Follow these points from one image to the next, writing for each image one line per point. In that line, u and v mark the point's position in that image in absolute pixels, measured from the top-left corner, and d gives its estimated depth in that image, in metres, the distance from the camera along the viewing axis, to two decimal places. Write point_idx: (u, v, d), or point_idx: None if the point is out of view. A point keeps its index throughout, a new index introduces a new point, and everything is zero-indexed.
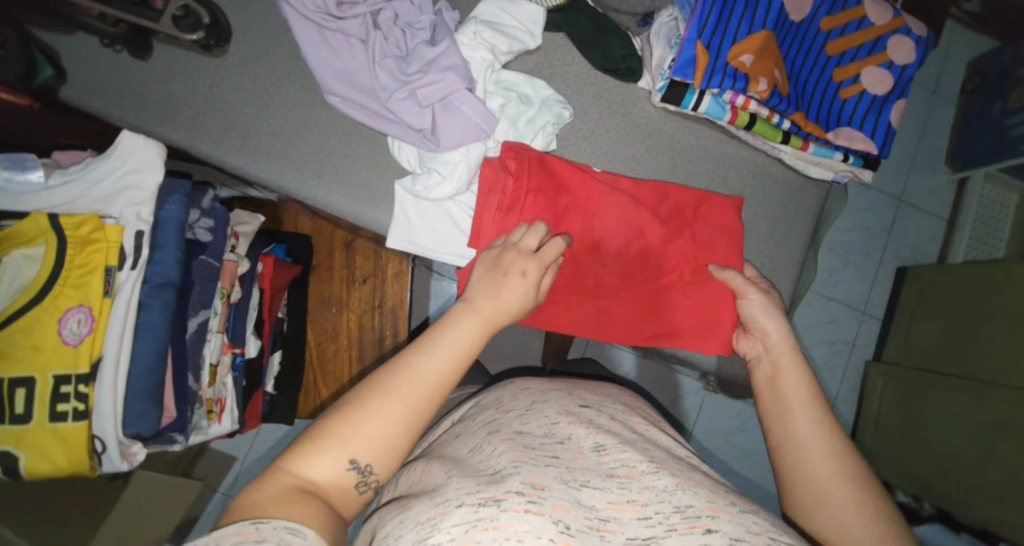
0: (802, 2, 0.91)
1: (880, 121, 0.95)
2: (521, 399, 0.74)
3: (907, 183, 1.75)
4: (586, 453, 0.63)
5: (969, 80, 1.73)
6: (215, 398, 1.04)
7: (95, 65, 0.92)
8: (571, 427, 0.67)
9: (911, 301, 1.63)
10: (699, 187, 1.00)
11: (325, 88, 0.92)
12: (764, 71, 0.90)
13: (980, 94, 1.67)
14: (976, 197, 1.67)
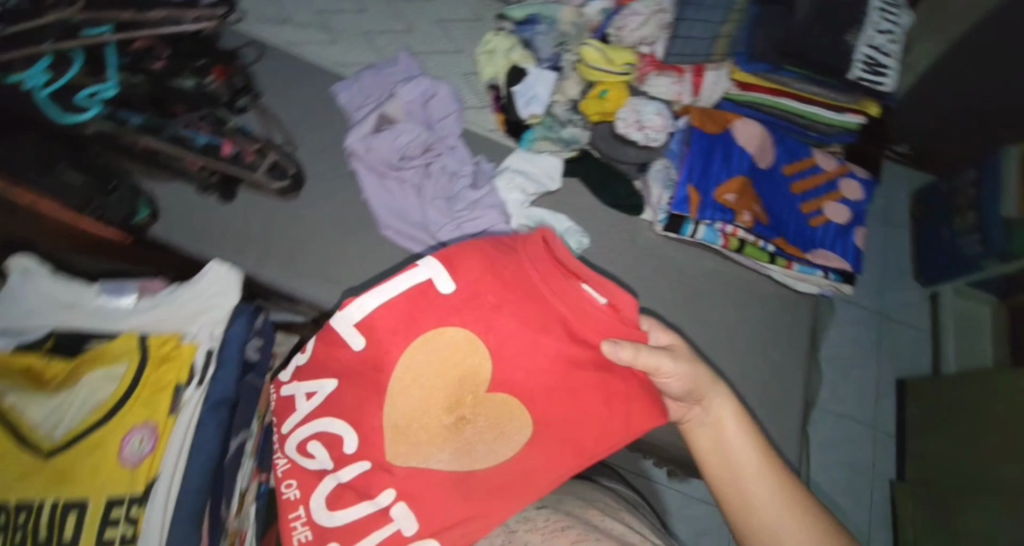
0: (765, 153, 1.16)
1: (848, 245, 1.13)
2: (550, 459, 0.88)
3: (884, 300, 1.86)
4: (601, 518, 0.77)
5: (915, 209, 1.90)
6: (239, 529, 0.95)
7: (184, 206, 1.07)
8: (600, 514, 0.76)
9: (916, 416, 1.65)
10: (704, 302, 1.13)
11: (380, 223, 1.10)
12: (746, 206, 1.09)
13: (929, 218, 1.82)
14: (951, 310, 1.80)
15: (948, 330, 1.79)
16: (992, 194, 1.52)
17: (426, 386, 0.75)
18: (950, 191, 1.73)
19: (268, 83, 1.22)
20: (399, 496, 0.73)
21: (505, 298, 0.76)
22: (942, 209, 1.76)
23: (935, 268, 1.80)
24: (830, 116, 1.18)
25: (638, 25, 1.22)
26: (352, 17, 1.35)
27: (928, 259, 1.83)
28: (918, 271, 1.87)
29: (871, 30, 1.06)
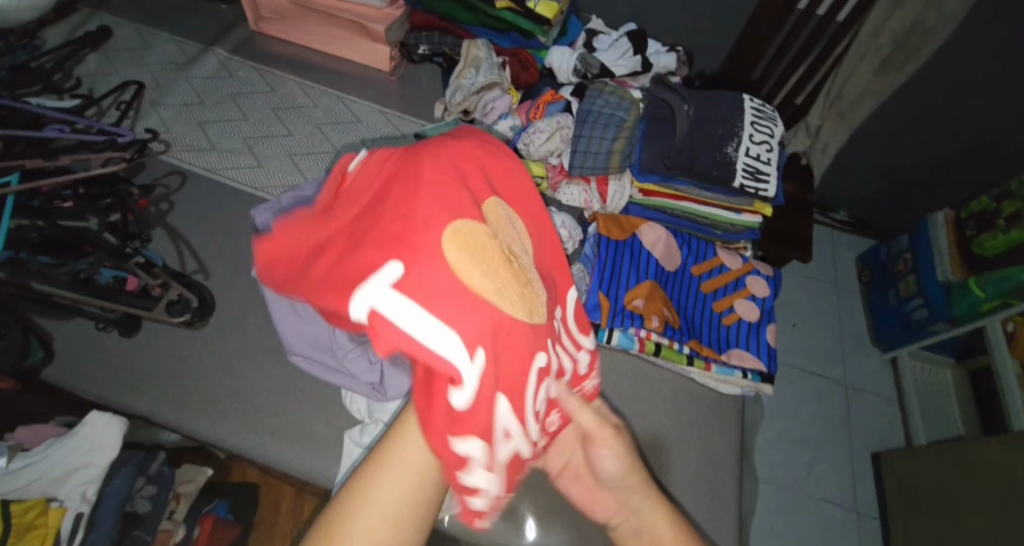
0: (672, 255, 1.19)
1: (761, 342, 1.13)
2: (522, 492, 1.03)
3: (846, 370, 1.92)
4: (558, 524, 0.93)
5: (862, 274, 2.06)
6: None
7: (83, 345, 1.04)
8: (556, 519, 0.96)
9: (896, 495, 1.64)
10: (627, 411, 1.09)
11: (288, 350, 1.06)
12: (655, 311, 1.10)
13: (875, 285, 1.99)
14: (911, 378, 1.84)
15: (913, 402, 1.81)
16: (926, 260, 1.71)
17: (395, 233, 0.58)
18: (891, 257, 1.91)
19: (189, 213, 1.26)
20: (491, 341, 0.59)
21: (434, 158, 0.65)
22: (886, 277, 1.92)
23: (891, 334, 1.89)
24: (731, 217, 1.23)
25: (544, 140, 1.27)
26: (279, 141, 1.41)
27: (882, 326, 1.93)
28: (875, 338, 1.97)
29: (747, 141, 1.14)
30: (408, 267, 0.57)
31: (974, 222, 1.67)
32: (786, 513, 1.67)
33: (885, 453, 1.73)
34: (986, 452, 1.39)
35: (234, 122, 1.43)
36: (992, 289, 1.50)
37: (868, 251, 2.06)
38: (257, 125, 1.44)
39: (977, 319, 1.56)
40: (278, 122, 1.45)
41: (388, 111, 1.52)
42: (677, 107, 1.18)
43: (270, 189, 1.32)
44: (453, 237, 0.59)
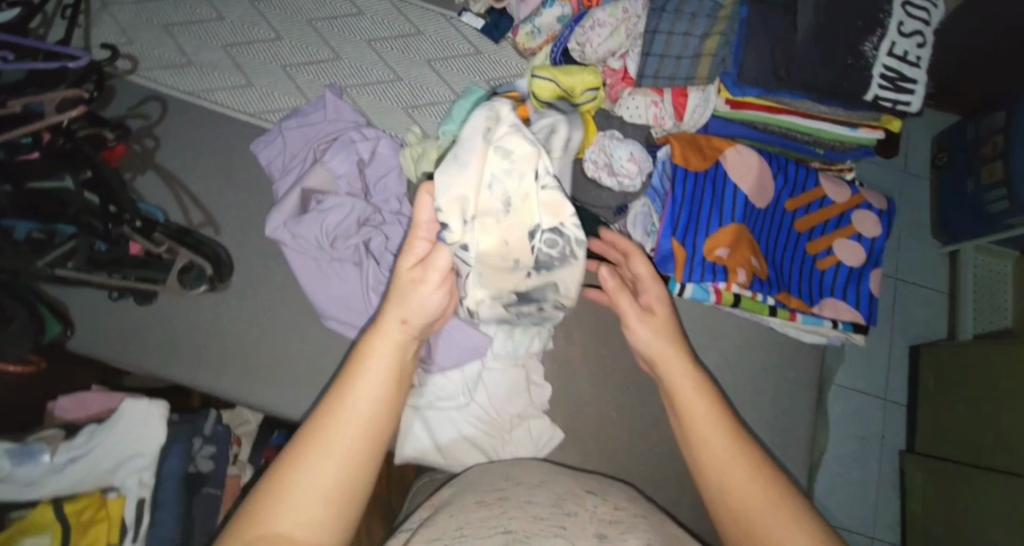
0: (764, 187, 0.98)
1: (861, 291, 0.98)
2: (530, 477, 0.81)
3: (897, 261, 1.84)
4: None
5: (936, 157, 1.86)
6: None
7: (105, 318, 0.98)
8: (579, 507, 0.72)
9: (929, 380, 1.67)
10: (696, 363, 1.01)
11: (322, 315, 0.96)
12: (741, 261, 0.94)
13: (952, 169, 1.80)
14: (970, 270, 1.74)
15: (968, 292, 1.74)
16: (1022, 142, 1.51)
17: (350, 480, 0.59)
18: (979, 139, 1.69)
19: (180, 150, 1.07)
20: None
21: None
22: (972, 161, 1.71)
23: (959, 224, 1.76)
24: (845, 133, 1.00)
25: (605, 38, 0.99)
26: (266, 47, 1.14)
27: (950, 214, 1.80)
28: (937, 228, 1.84)
29: (893, 34, 0.85)
30: (390, 358, 0.65)
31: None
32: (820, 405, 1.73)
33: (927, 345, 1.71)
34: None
35: (208, 23, 1.14)
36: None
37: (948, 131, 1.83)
38: (235, 25, 1.15)
39: None
40: (260, 19, 1.15)
41: None
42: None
43: (265, 115, 1.10)
44: (371, 429, 0.61)
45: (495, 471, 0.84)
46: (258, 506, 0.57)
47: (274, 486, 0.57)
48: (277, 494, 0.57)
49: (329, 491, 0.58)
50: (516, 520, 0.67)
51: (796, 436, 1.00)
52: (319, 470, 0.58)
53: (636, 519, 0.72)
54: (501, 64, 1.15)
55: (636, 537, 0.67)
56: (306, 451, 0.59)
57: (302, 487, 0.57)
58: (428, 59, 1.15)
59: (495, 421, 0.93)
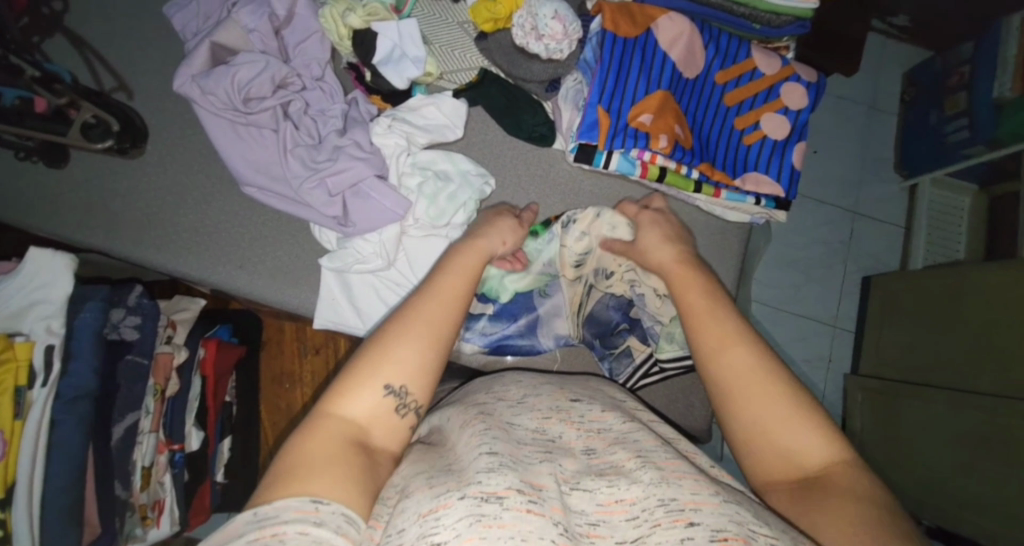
0: (694, 58, 0.97)
1: (784, 165, 1.00)
2: (513, 391, 0.74)
3: (858, 195, 1.85)
4: (578, 455, 0.62)
5: (906, 91, 1.85)
6: (150, 502, 1.10)
7: (12, 179, 0.94)
8: (561, 427, 0.66)
9: (878, 310, 1.69)
10: None
11: (240, 180, 0.92)
12: (664, 128, 0.94)
13: (917, 103, 1.79)
14: (926, 202, 1.76)
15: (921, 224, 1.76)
16: (988, 69, 1.48)
17: (424, 385, 0.61)
18: (947, 69, 1.66)
19: (88, 12, 1.01)
20: None
21: None
22: (936, 91, 1.70)
23: (920, 159, 1.76)
24: (779, 2, 0.98)
25: None
26: None
27: (912, 148, 1.79)
28: (900, 162, 1.84)
29: None
30: (450, 294, 0.67)
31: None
32: (768, 325, 1.77)
33: (877, 275, 1.74)
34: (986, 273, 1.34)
35: None
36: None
37: (919, 65, 1.81)
38: None
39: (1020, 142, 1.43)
40: None
41: None
42: None
43: None
44: (447, 336, 0.65)
45: (475, 391, 0.77)
46: (346, 399, 0.58)
47: (355, 383, 0.59)
48: (357, 390, 0.59)
49: (409, 387, 0.60)
50: (500, 442, 0.58)
51: None
52: (395, 370, 0.60)
53: (626, 430, 0.66)
54: None
55: (626, 449, 0.62)
56: (382, 348, 0.61)
57: (376, 386, 0.59)
58: None
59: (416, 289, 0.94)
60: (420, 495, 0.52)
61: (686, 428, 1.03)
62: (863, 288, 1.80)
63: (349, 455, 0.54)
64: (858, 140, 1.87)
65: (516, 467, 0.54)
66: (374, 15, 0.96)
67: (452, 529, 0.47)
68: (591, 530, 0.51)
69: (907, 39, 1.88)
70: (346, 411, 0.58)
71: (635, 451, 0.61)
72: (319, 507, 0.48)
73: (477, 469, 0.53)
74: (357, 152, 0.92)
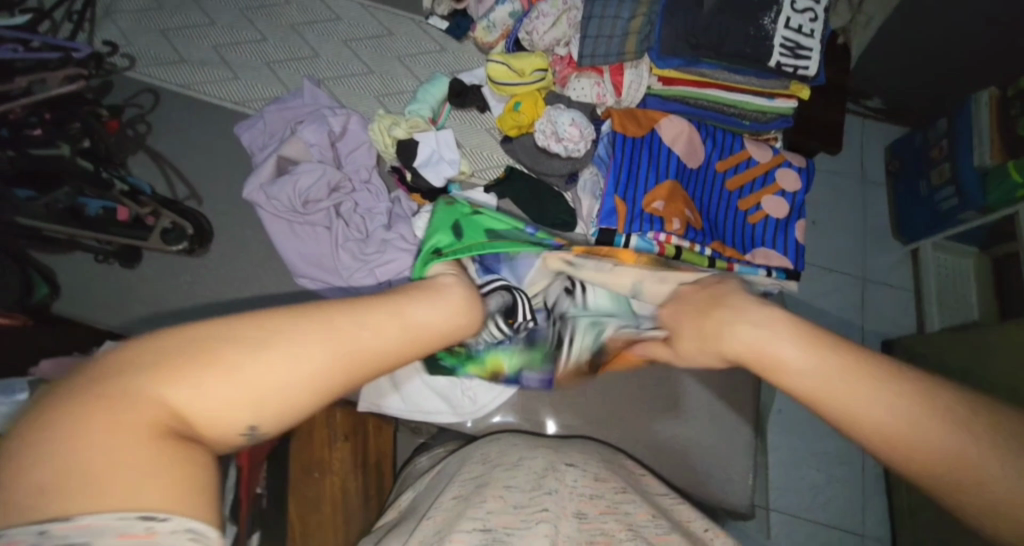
0: (695, 151, 1.11)
1: (789, 240, 1.09)
2: (511, 455, 0.82)
3: (865, 262, 1.93)
4: (569, 516, 0.67)
5: (890, 164, 1.99)
6: None
7: (90, 281, 1.04)
8: (558, 483, 0.73)
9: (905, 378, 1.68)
10: None
11: (296, 273, 1.02)
12: (675, 212, 1.05)
13: (905, 174, 1.92)
14: (932, 266, 1.83)
15: (930, 287, 1.81)
16: (966, 144, 1.61)
17: (285, 417, 0.44)
18: (927, 144, 1.81)
19: (170, 134, 1.17)
20: None
21: None
22: (920, 163, 1.84)
23: (918, 226, 1.85)
24: (764, 103, 1.12)
25: (549, 27, 1.13)
26: (253, 47, 1.27)
27: (908, 214, 1.89)
28: (898, 228, 1.94)
29: (788, 9, 1.02)
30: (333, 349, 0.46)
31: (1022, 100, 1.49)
32: None
33: (898, 339, 1.76)
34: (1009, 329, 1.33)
35: (201, 28, 1.28)
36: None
37: (899, 141, 1.97)
38: (227, 29, 1.28)
39: (1009, 206, 1.51)
40: (248, 24, 1.29)
41: (370, 5, 1.33)
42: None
43: (247, 104, 1.21)
44: (347, 365, 0.46)
45: (472, 456, 0.86)
46: (184, 378, 0.41)
47: (207, 370, 0.42)
48: (202, 365, 0.42)
49: (248, 407, 0.43)
50: (496, 514, 0.67)
51: (742, 387, 1.07)
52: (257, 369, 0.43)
53: (617, 500, 0.73)
54: (463, 60, 1.28)
55: (616, 519, 0.68)
56: (243, 343, 0.43)
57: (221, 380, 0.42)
58: (398, 55, 1.27)
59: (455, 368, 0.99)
60: None
61: (730, 503, 1.00)
62: (885, 352, 1.81)
63: (168, 451, 0.39)
64: (854, 211, 1.98)
65: (507, 539, 0.63)
66: (416, 128, 1.12)
67: None
68: None
69: (884, 119, 2.07)
70: (171, 396, 0.41)
71: (625, 523, 0.68)
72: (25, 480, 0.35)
73: (468, 537, 0.63)
74: (402, 244, 1.02)
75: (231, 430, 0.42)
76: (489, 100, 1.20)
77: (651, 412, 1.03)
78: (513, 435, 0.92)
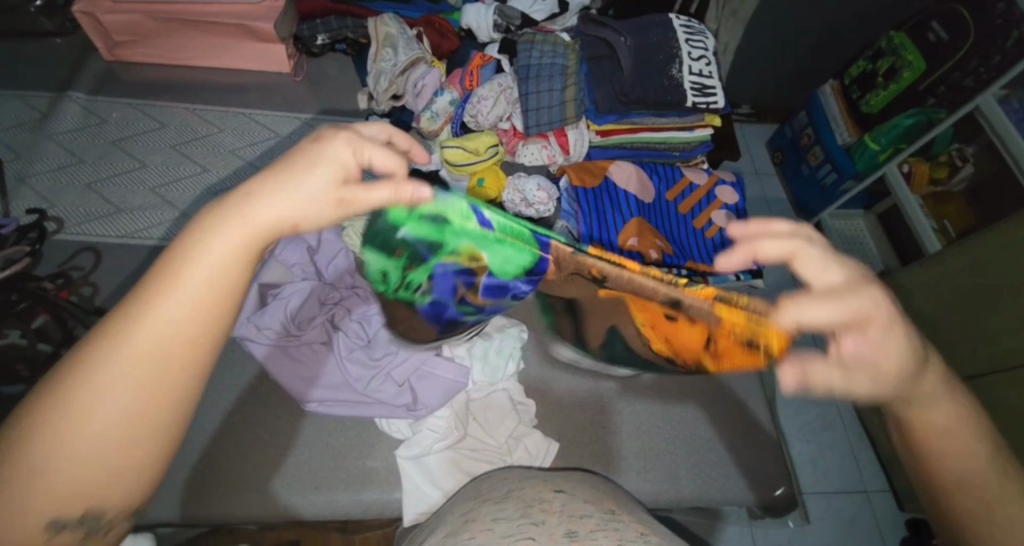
0: (646, 188, 1.24)
1: (745, 245, 1.23)
2: (500, 489, 0.80)
3: None
4: (559, 538, 0.61)
5: (774, 156, 2.24)
6: None
7: None
8: (546, 515, 0.67)
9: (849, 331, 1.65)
10: None
11: (302, 398, 0.96)
12: (650, 244, 1.15)
13: (788, 163, 2.16)
14: (836, 232, 2.01)
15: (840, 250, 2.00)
16: (827, 127, 1.88)
17: (175, 405, 0.43)
18: (795, 134, 2.08)
19: (122, 288, 1.08)
20: None
21: None
22: (795, 151, 2.10)
23: (810, 201, 2.06)
24: (687, 135, 1.29)
25: (491, 107, 1.23)
26: (195, 180, 1.24)
27: (801, 194, 2.10)
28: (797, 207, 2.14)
29: (688, 59, 1.21)
30: (231, 255, 0.45)
31: (858, 85, 1.81)
32: None
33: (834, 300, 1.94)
34: (916, 278, 1.41)
35: (133, 172, 1.23)
36: (885, 140, 1.68)
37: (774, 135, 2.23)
38: (160, 169, 1.25)
39: (878, 168, 1.74)
40: (184, 159, 1.27)
41: (307, 118, 1.37)
42: (625, 57, 1.19)
43: None
44: (185, 329, 0.43)
45: (464, 496, 0.83)
46: (50, 416, 0.40)
47: (49, 422, 0.40)
48: (64, 394, 0.40)
49: (129, 421, 0.41)
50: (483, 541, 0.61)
51: (748, 380, 1.15)
52: (105, 387, 0.41)
53: (606, 518, 0.68)
54: None
55: (608, 536, 0.61)
56: (113, 332, 0.42)
57: (83, 403, 0.40)
58: None
59: (494, 447, 0.98)
60: None
61: (777, 494, 1.04)
62: None
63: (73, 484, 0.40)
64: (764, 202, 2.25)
65: None
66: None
67: None
68: None
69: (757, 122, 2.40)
70: (64, 425, 0.40)
71: (617, 539, 0.61)
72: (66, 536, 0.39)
73: None
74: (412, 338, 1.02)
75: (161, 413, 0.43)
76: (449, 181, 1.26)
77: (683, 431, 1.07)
78: (523, 471, 0.89)
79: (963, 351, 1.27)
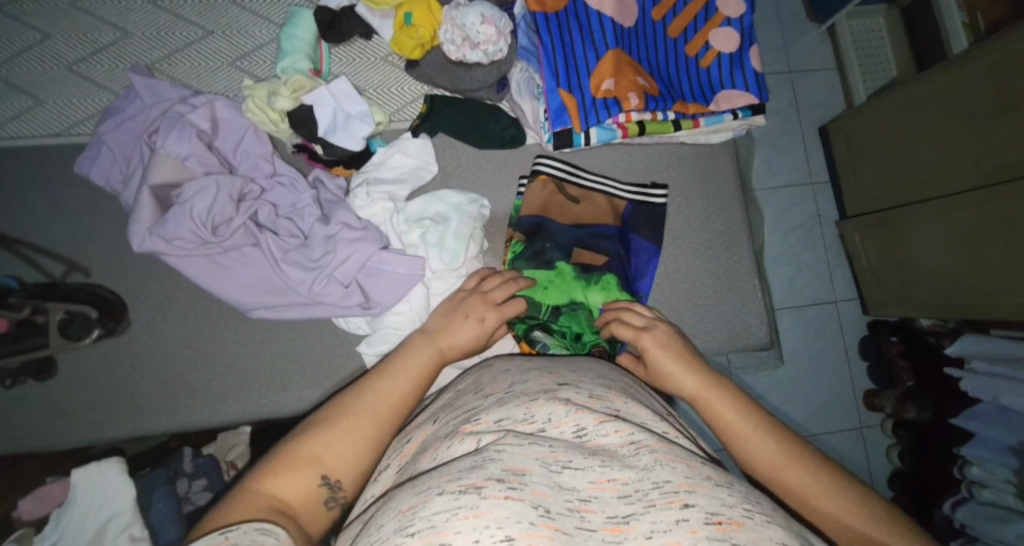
0: (627, 7, 0.96)
1: (746, 73, 0.99)
2: (502, 381, 0.69)
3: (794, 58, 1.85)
4: (570, 439, 0.55)
5: None
6: None
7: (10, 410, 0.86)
8: (552, 406, 0.59)
9: (845, 154, 1.50)
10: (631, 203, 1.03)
11: (243, 308, 0.87)
12: (629, 87, 0.93)
13: None
14: (849, 37, 1.67)
15: (851, 61, 1.67)
16: None
17: (386, 432, 0.60)
18: None
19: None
20: None
21: None
22: None
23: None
24: None
25: None
26: (38, 51, 0.94)
27: None
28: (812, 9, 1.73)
29: None
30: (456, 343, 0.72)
31: None
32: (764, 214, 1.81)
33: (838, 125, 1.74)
34: (929, 89, 1.20)
35: None
36: None
37: None
38: None
39: None
40: (12, 21, 0.95)
41: None
42: None
43: (76, 130, 0.93)
44: (415, 393, 0.63)
45: (459, 384, 0.74)
46: (317, 441, 0.57)
47: (314, 448, 0.56)
48: (337, 421, 0.58)
49: (375, 440, 0.58)
50: (489, 434, 0.54)
51: (737, 233, 1.04)
52: (357, 435, 0.58)
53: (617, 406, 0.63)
54: None
55: (617, 427, 0.56)
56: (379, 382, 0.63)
57: (335, 454, 0.56)
58: None
59: None
60: (403, 495, 0.49)
61: (758, 344, 1.03)
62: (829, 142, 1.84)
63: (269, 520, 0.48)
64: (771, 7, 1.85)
65: (502, 452, 0.50)
66: (301, 89, 0.90)
67: (430, 522, 0.43)
68: (582, 506, 0.46)
69: None
70: (324, 445, 0.56)
71: (626, 426, 0.56)
72: (228, 535, 0.42)
73: (462, 464, 0.49)
74: (352, 232, 0.87)
75: (350, 468, 0.56)
76: (371, 20, 0.97)
77: (663, 294, 1.01)
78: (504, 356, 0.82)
79: (965, 170, 1.15)
